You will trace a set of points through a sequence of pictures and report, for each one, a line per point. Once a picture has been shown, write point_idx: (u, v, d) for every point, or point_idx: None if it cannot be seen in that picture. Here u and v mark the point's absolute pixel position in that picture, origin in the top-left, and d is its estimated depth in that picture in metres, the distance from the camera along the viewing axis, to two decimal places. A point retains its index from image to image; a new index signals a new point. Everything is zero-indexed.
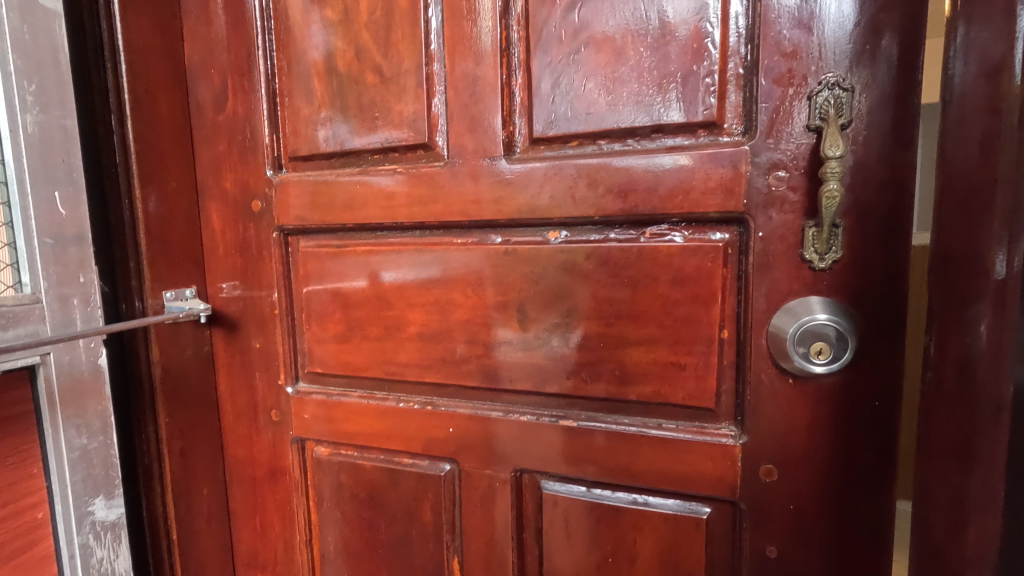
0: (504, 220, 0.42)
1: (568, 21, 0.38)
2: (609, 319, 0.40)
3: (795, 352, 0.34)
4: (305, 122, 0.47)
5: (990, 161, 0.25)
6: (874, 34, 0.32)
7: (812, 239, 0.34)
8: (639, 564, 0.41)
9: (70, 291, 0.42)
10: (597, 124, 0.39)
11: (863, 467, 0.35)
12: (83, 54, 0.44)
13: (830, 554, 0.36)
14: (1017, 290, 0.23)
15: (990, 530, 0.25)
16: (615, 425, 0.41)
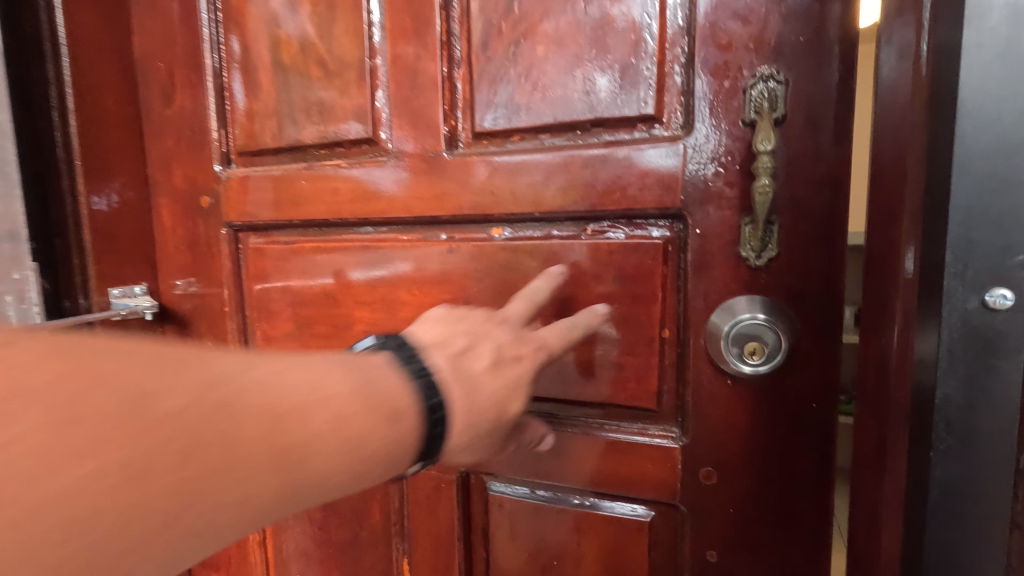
0: (447, 216, 0.41)
1: (508, 13, 0.38)
2: (552, 318, 0.39)
3: (729, 352, 0.34)
4: (253, 116, 0.46)
5: (903, 156, 0.24)
6: (808, 25, 0.31)
7: (747, 236, 0.33)
8: (583, 568, 0.41)
9: (4, 287, 0.45)
10: (538, 118, 0.38)
11: (802, 472, 0.34)
12: (24, 50, 0.45)
13: (770, 561, 0.36)
14: (916, 287, 0.22)
15: (894, 542, 0.23)
16: (558, 426, 0.40)
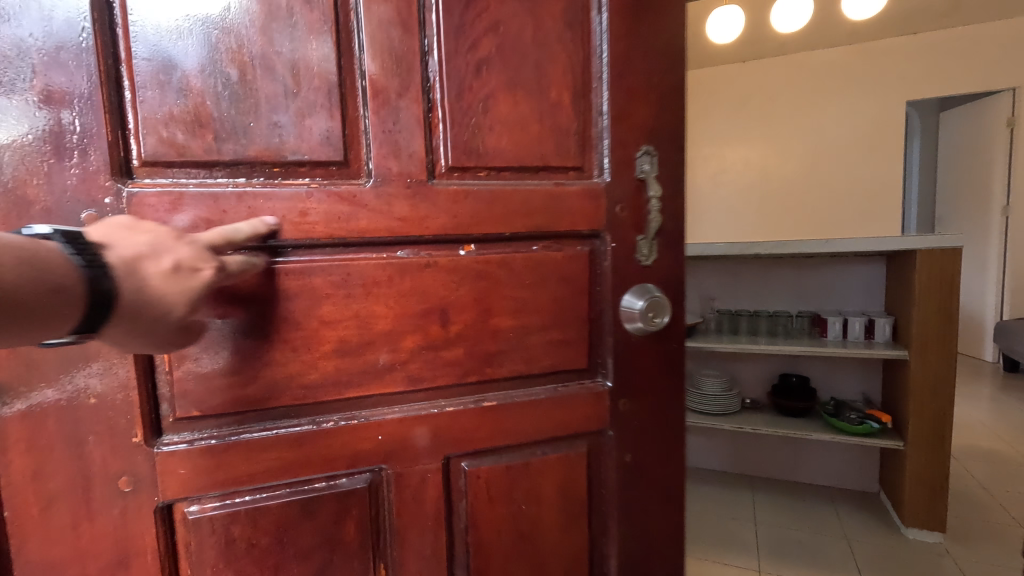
0: (428, 236, 0.47)
1: (478, 76, 0.48)
2: (518, 312, 0.51)
3: (637, 322, 0.52)
4: (173, 123, 0.40)
5: None
6: (667, 124, 0.53)
7: (642, 246, 0.53)
8: (544, 501, 0.53)
9: None
10: (503, 160, 0.49)
11: (671, 386, 0.56)
12: None
13: (659, 449, 0.56)
14: None
15: None
16: (523, 396, 0.52)
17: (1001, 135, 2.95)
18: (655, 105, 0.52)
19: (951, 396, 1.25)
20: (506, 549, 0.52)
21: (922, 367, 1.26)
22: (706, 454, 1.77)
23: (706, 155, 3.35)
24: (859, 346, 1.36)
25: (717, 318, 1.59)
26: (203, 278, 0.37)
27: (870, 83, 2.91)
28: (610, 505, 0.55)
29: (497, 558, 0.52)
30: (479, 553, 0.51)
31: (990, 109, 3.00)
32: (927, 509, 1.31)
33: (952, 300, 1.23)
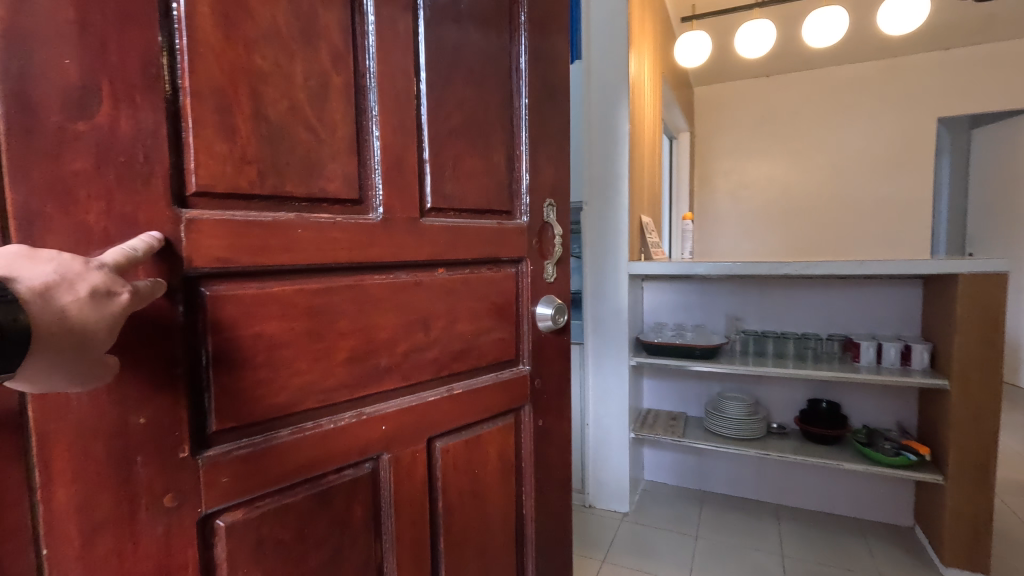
0: (417, 266, 0.63)
1: (451, 140, 0.67)
2: (475, 318, 0.70)
3: (548, 320, 0.79)
4: (223, 158, 0.49)
5: None
6: (558, 188, 0.83)
7: (547, 268, 0.81)
8: (488, 464, 0.73)
9: None
10: (467, 204, 0.69)
11: (560, 367, 0.84)
12: None
13: (551, 414, 0.84)
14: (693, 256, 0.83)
15: None
16: (477, 381, 0.72)
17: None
18: (552, 171, 0.80)
19: (993, 434, 1.50)
20: (464, 506, 0.70)
21: (965, 393, 1.51)
22: (739, 481, 2.16)
23: (724, 169, 3.99)
24: (900, 372, 1.66)
25: (743, 340, 1.98)
26: (121, 301, 0.40)
27: (902, 90, 3.51)
28: (526, 460, 0.79)
29: (462, 509, 0.70)
30: (450, 509, 0.69)
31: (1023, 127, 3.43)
32: (967, 544, 1.55)
33: (997, 334, 1.47)
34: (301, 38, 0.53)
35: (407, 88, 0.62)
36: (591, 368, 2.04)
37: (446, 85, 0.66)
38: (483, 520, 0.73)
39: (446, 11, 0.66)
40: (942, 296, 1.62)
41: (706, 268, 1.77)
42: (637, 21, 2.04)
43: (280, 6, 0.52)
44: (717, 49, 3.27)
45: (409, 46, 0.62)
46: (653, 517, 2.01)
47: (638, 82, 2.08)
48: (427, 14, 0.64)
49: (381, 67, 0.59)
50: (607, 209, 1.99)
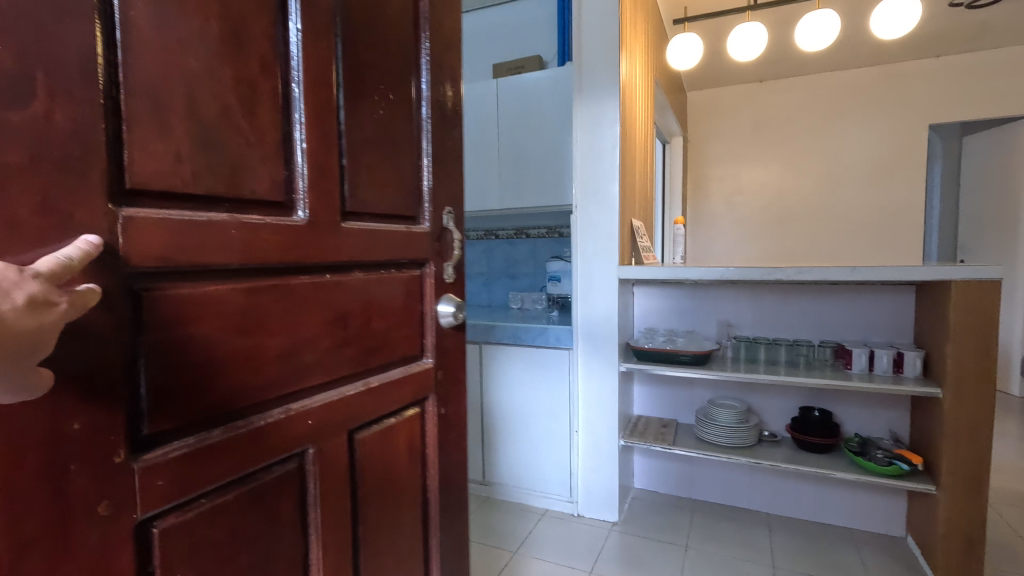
0: (337, 269, 0.69)
1: (367, 147, 0.74)
2: (387, 314, 0.78)
3: (452, 315, 0.89)
4: (157, 155, 0.50)
5: None
6: (457, 194, 0.93)
7: (451, 269, 0.91)
8: (400, 451, 0.81)
9: None
10: (382, 209, 0.77)
11: (459, 358, 0.95)
12: None
13: (452, 402, 0.94)
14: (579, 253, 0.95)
15: None
16: (391, 375, 0.79)
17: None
18: (450, 180, 0.91)
19: (986, 443, 1.48)
20: (379, 493, 0.77)
21: (960, 402, 1.48)
22: (730, 490, 2.13)
23: (720, 174, 3.97)
24: (892, 380, 1.62)
25: (734, 347, 1.94)
26: (58, 311, 0.39)
27: (897, 99, 3.49)
28: (432, 446, 0.89)
29: (377, 491, 0.77)
30: (367, 491, 0.74)
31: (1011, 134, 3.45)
32: (964, 558, 1.51)
33: (991, 339, 1.45)
34: (232, 41, 0.56)
35: (329, 99, 0.66)
36: (580, 374, 2.01)
37: (361, 100, 0.72)
38: (394, 496, 0.80)
39: (362, 32, 0.72)
40: (935, 302, 1.59)
41: (698, 273, 1.74)
42: (629, 24, 2.02)
43: (212, 10, 0.54)
44: (710, 54, 3.28)
45: (328, 59, 0.66)
46: (643, 528, 1.97)
47: (629, 86, 2.05)
48: (346, 32, 0.69)
49: (305, 75, 0.63)
50: (597, 213, 1.96)
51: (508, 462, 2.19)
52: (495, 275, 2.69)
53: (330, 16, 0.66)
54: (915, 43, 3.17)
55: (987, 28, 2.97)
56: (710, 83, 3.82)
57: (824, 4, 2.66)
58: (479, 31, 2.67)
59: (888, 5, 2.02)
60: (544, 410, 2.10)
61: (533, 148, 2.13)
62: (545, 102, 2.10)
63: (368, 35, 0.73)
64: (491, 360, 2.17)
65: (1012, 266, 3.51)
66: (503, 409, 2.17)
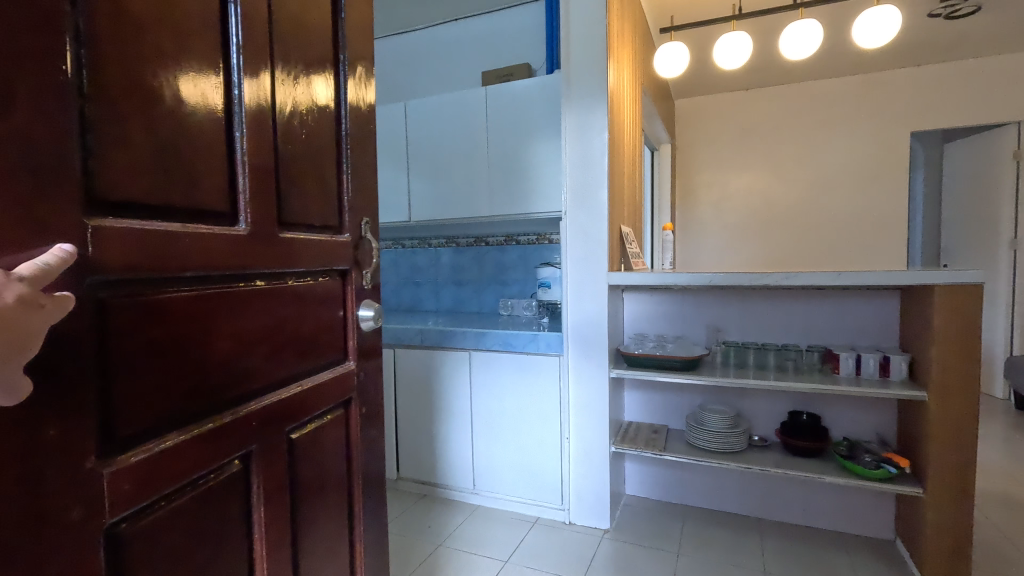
0: (272, 275, 0.71)
1: (295, 159, 0.76)
2: (313, 320, 0.80)
3: (366, 321, 0.92)
4: (122, 167, 0.51)
5: None
6: (372, 203, 0.97)
7: (367, 276, 0.94)
8: (327, 450, 0.83)
9: None
10: (309, 219, 0.79)
11: (376, 361, 0.98)
12: None
13: (371, 403, 0.96)
14: None
15: None
16: (320, 377, 0.81)
17: (1009, 172, 3.42)
18: (366, 190, 0.94)
19: (972, 443, 1.49)
20: (311, 492, 0.79)
21: (946, 406, 1.49)
22: (719, 494, 2.13)
23: (708, 181, 4.00)
24: (879, 384, 1.63)
25: (724, 352, 1.95)
26: (42, 309, 0.40)
27: (880, 107, 3.55)
28: (356, 445, 0.91)
29: (309, 490, 0.78)
30: (302, 488, 0.77)
31: (992, 142, 3.54)
32: (951, 558, 1.52)
33: (974, 340, 1.47)
34: (181, 57, 0.57)
35: (265, 115, 0.69)
36: (571, 380, 2.01)
37: (291, 116, 0.75)
38: (322, 495, 0.82)
39: (291, 51, 0.75)
40: (919, 307, 1.61)
41: (687, 279, 1.75)
42: (616, 33, 2.03)
43: (165, 29, 0.55)
44: (697, 62, 3.32)
45: (263, 74, 0.68)
46: (636, 534, 1.96)
47: (617, 94, 2.07)
48: (278, 51, 0.72)
49: (248, 92, 0.66)
50: (587, 220, 1.96)
51: (500, 470, 2.17)
52: (485, 282, 2.68)
53: (265, 36, 0.69)
54: (895, 53, 3.23)
55: (964, 38, 3.04)
56: (700, 91, 3.87)
57: (805, 14, 2.71)
58: (463, 41, 2.69)
59: (868, 15, 2.06)
60: (534, 418, 2.09)
61: (521, 156, 2.14)
62: (535, 109, 2.11)
63: (296, 52, 0.76)
64: (481, 366, 2.16)
65: (992, 271, 3.58)
66: (493, 416, 2.16)
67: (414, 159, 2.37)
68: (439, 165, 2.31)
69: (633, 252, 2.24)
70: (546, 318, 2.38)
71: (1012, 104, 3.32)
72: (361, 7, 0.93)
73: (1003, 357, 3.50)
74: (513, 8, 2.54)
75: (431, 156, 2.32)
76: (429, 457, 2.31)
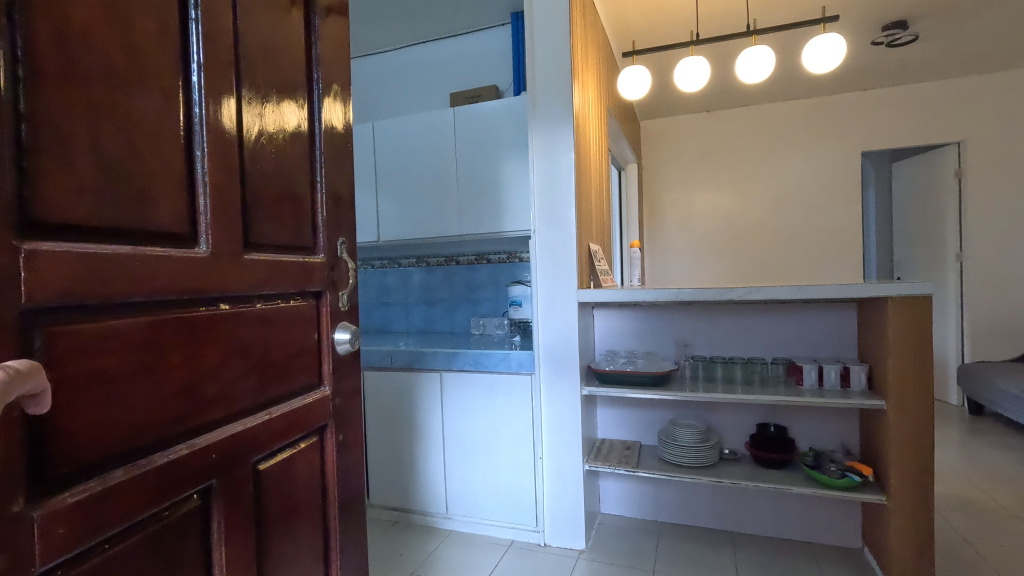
0: (235, 297, 0.68)
1: (263, 179, 0.74)
2: (281, 345, 0.77)
3: (343, 345, 0.89)
4: (62, 190, 0.48)
5: None
6: (350, 223, 0.95)
7: (344, 297, 0.91)
8: (299, 479, 0.80)
9: None
10: (278, 240, 0.77)
11: (353, 386, 0.95)
12: None
13: (348, 429, 0.93)
14: None
15: None
16: (289, 405, 0.78)
17: (952, 189, 3.63)
18: (342, 212, 0.92)
19: (929, 450, 1.53)
20: (281, 524, 0.75)
21: (905, 413, 1.54)
22: (692, 509, 2.14)
23: (673, 200, 4.11)
24: (841, 394, 1.67)
25: (693, 366, 1.97)
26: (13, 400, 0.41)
27: (832, 129, 3.74)
28: (331, 472, 0.88)
29: (278, 523, 0.75)
30: (271, 521, 0.73)
31: (934, 162, 3.76)
32: (917, 564, 1.56)
33: (927, 350, 1.52)
34: (136, 75, 0.55)
35: (230, 135, 0.67)
36: (543, 399, 1.99)
37: (259, 135, 0.73)
38: (293, 528, 0.78)
39: (259, 70, 0.74)
40: (875, 320, 1.68)
41: (654, 295, 1.77)
42: (579, 55, 2.08)
43: (117, 46, 0.53)
44: (659, 85, 3.43)
45: (227, 93, 0.67)
46: (611, 554, 1.94)
47: (583, 115, 2.11)
48: (244, 71, 0.70)
49: (209, 110, 0.64)
50: (555, 239, 1.97)
51: (472, 492, 2.13)
52: (456, 302, 2.67)
53: (229, 55, 0.67)
54: (845, 77, 3.41)
55: (905, 65, 3.23)
56: (663, 113, 3.99)
57: (759, 40, 2.85)
58: (431, 62, 2.71)
59: (816, 42, 2.17)
60: (506, 438, 2.07)
61: (490, 176, 2.15)
62: (503, 129, 2.13)
63: (264, 71, 0.75)
64: (454, 387, 2.12)
65: (940, 283, 3.76)
66: (465, 437, 2.12)
67: (382, 178, 2.35)
68: (407, 186, 2.30)
69: (602, 269, 2.26)
70: (517, 336, 2.38)
71: (953, 126, 3.53)
72: (335, 28, 0.92)
73: (955, 365, 3.66)
74: (481, 31, 2.58)
75: (399, 174, 2.31)
76: (400, 482, 2.25)
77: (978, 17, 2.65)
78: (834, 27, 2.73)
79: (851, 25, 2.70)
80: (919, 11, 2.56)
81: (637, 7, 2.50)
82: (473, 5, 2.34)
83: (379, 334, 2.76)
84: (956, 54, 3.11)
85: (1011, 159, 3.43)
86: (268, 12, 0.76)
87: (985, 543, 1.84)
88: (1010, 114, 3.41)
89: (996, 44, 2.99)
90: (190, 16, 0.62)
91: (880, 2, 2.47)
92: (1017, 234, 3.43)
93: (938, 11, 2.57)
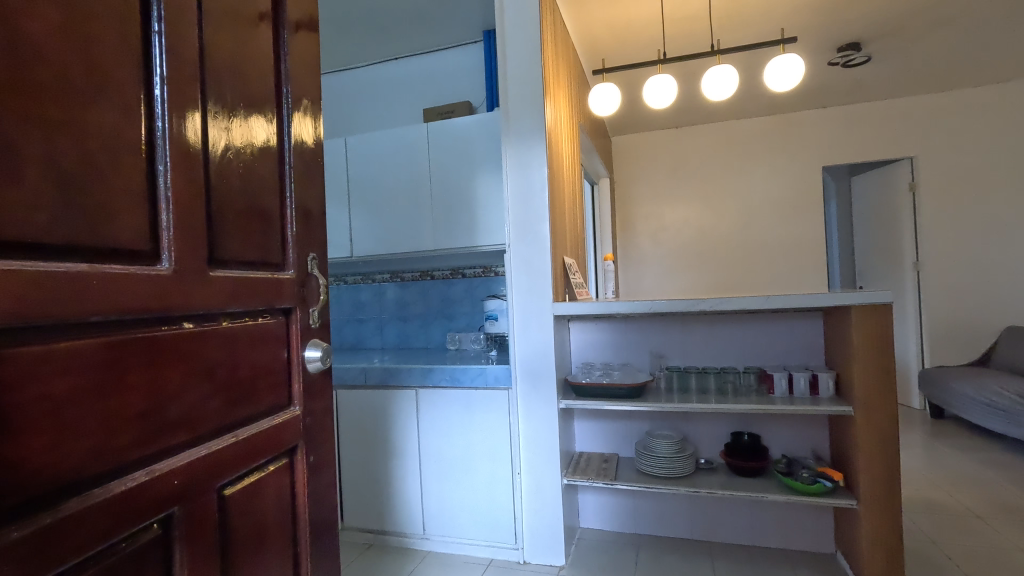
0: (200, 314, 0.66)
1: (229, 193, 0.72)
2: (246, 365, 0.75)
3: (313, 363, 0.87)
4: (13, 206, 0.46)
5: None
6: (319, 237, 0.93)
7: (315, 314, 0.89)
8: (267, 504, 0.77)
9: None
10: (245, 255, 0.75)
11: (324, 406, 0.93)
12: None
13: (318, 449, 0.90)
14: None
15: None
16: (257, 426, 0.75)
17: (907, 201, 3.80)
18: (313, 228, 0.91)
19: (896, 454, 1.58)
20: (247, 551, 0.72)
21: (871, 419, 1.58)
22: (670, 520, 2.14)
23: (644, 214, 4.19)
24: (810, 401, 1.71)
25: (668, 378, 1.99)
26: None
27: (794, 145, 3.88)
28: (301, 494, 0.85)
29: (245, 550, 0.72)
30: (237, 548, 0.70)
31: (889, 176, 3.94)
32: (887, 566, 1.59)
33: (890, 356, 1.58)
34: (94, 88, 0.54)
35: (194, 149, 0.66)
36: (521, 413, 1.98)
37: (226, 150, 0.72)
38: (262, 554, 0.75)
39: (225, 84, 0.72)
40: (840, 328, 1.73)
41: (629, 306, 1.78)
42: (551, 73, 2.12)
43: (75, 57, 0.51)
44: (629, 102, 3.52)
45: (191, 106, 0.65)
46: (591, 570, 1.92)
47: (555, 131, 2.14)
48: (210, 84, 0.69)
49: (172, 124, 0.62)
50: (530, 253, 1.98)
51: (449, 511, 2.09)
52: (432, 317, 2.64)
53: (193, 69, 0.66)
54: (805, 96, 3.56)
55: (860, 84, 3.40)
56: (634, 129, 4.09)
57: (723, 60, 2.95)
58: (405, 78, 2.72)
59: (776, 62, 2.25)
60: (484, 454, 2.04)
61: (464, 191, 2.15)
62: (476, 146, 2.15)
63: (231, 86, 0.73)
64: (430, 404, 2.09)
65: (899, 291, 3.92)
66: (443, 455, 2.09)
67: (354, 193, 2.33)
68: (380, 201, 2.28)
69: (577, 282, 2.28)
70: (493, 351, 2.37)
71: (905, 142, 3.71)
72: (304, 43, 0.91)
73: (917, 370, 3.79)
74: (453, 48, 2.61)
75: (372, 189, 2.30)
76: (376, 503, 2.19)
77: (925, 40, 2.81)
78: (794, 47, 2.85)
79: (809, 46, 2.83)
80: (871, 33, 2.71)
81: (606, 27, 2.56)
82: (445, 22, 2.37)
83: (352, 351, 2.71)
84: (905, 75, 3.29)
85: (960, 173, 3.63)
86: (236, 27, 0.75)
87: (951, 544, 1.89)
88: (956, 132, 3.62)
89: (943, 66, 3.17)
90: (152, 28, 0.61)
91: (835, 24, 2.60)
92: (967, 244, 3.62)
93: (888, 34, 2.72)
